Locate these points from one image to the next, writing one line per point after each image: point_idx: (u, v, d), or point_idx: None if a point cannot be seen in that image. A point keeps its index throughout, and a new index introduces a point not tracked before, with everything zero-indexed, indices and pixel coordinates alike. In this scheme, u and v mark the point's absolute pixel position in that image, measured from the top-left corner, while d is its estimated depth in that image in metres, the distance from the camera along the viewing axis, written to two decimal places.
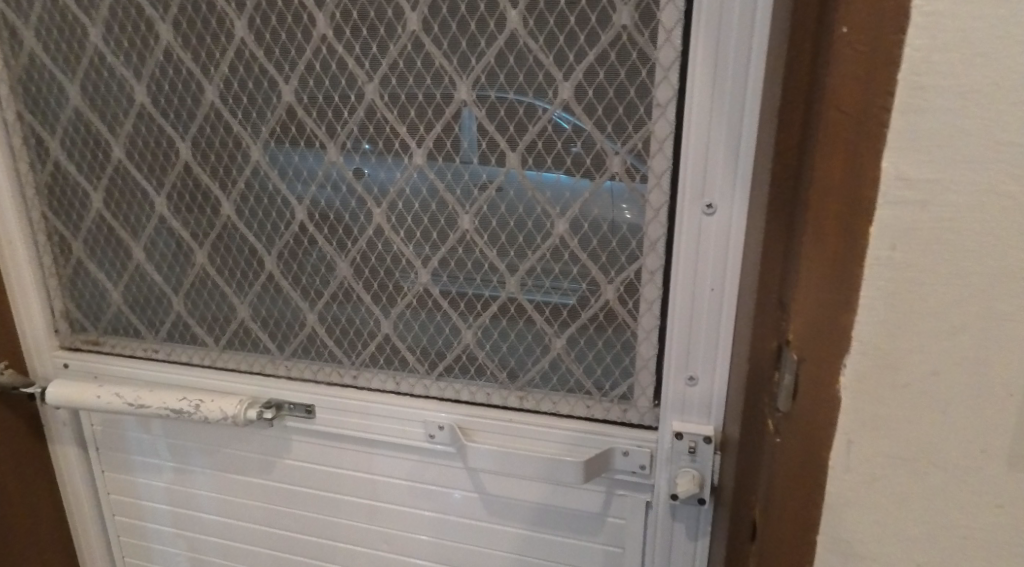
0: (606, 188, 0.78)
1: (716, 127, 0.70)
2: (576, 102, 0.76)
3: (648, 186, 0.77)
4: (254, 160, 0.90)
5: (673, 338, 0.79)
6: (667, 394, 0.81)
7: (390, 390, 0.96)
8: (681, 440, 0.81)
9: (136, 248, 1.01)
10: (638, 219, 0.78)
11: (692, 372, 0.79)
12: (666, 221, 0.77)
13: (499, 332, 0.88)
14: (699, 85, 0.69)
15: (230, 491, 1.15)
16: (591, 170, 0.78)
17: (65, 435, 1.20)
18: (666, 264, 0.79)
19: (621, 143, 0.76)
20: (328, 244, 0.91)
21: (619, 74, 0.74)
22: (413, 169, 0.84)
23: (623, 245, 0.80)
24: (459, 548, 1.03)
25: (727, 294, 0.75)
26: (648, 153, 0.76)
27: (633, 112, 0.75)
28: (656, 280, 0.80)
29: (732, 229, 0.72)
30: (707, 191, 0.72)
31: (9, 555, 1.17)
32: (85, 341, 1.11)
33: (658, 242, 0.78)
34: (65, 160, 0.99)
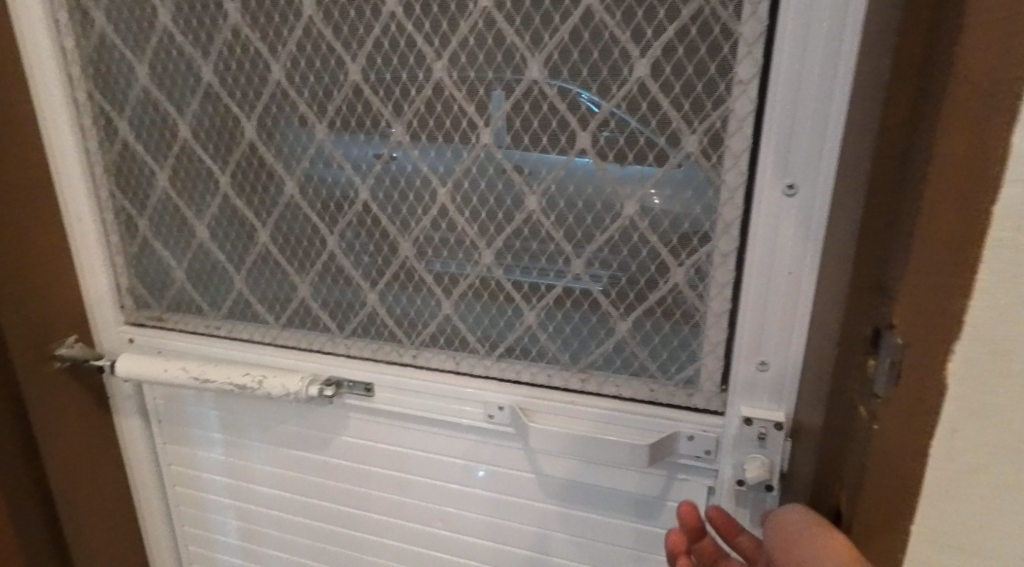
0: (681, 169, 0.77)
1: (802, 106, 0.68)
2: (652, 80, 0.75)
3: (724, 167, 0.75)
4: (319, 140, 0.91)
5: (745, 323, 0.78)
6: (736, 379, 0.81)
7: (449, 370, 0.97)
8: (751, 426, 0.80)
9: (201, 226, 1.03)
10: (713, 200, 0.77)
11: (764, 357, 0.79)
12: (742, 202, 0.76)
13: (564, 314, 0.88)
14: (787, 62, 0.68)
15: (288, 465, 1.17)
16: (665, 150, 0.77)
17: (129, 407, 1.24)
18: (739, 246, 0.78)
19: (698, 121, 0.75)
20: (391, 224, 0.92)
21: (699, 49, 0.73)
22: (480, 148, 0.83)
23: (696, 227, 0.79)
24: (515, 528, 1.04)
25: (806, 277, 0.74)
26: (727, 132, 0.74)
27: (712, 90, 0.74)
28: (729, 264, 0.78)
29: (815, 210, 0.71)
30: (790, 171, 0.71)
31: (78, 523, 1.22)
32: (149, 317, 1.14)
33: (733, 224, 0.77)
34: (133, 140, 1.02)
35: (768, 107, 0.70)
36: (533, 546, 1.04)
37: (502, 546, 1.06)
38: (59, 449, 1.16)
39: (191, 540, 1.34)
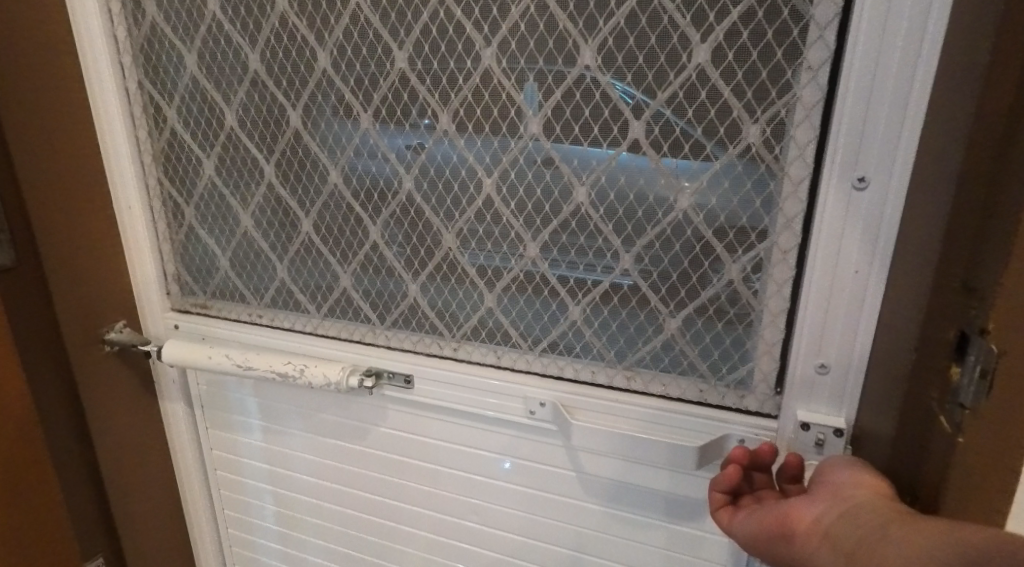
0: (741, 161, 0.74)
1: (878, 94, 0.66)
2: (712, 66, 0.72)
3: (787, 159, 0.73)
4: (364, 129, 0.90)
5: (805, 322, 0.76)
6: (794, 382, 0.79)
7: (491, 364, 0.96)
8: (808, 432, 0.78)
9: (245, 215, 1.03)
10: (775, 193, 0.74)
11: (824, 359, 0.76)
12: (806, 196, 0.73)
13: (610, 310, 0.86)
14: (863, 49, 0.65)
15: (327, 454, 1.18)
16: (724, 141, 0.74)
17: (174, 392, 1.26)
18: (801, 243, 0.75)
19: (761, 110, 0.72)
20: (435, 215, 0.91)
21: (765, 34, 0.70)
22: (529, 138, 0.81)
23: (754, 221, 0.76)
24: (554, 525, 1.02)
25: (874, 276, 0.71)
26: (792, 121, 0.71)
27: (777, 78, 0.71)
28: (789, 260, 0.75)
29: (887, 204, 0.68)
30: (861, 164, 0.68)
31: (122, 504, 1.24)
32: (194, 304, 1.16)
33: (795, 219, 0.74)
34: (181, 129, 1.03)
35: (840, 96, 0.67)
36: (572, 545, 1.02)
37: (540, 543, 1.05)
38: (107, 431, 1.18)
39: (231, 524, 1.36)
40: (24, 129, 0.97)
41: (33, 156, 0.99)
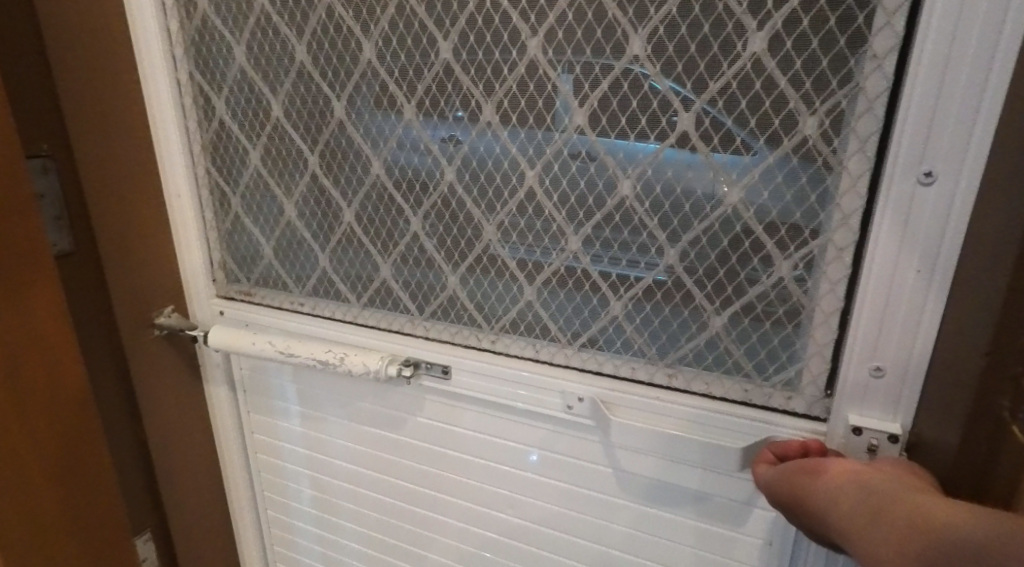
0: (797, 154, 0.72)
1: (950, 84, 0.63)
2: (769, 56, 0.70)
3: (846, 152, 0.70)
4: (407, 119, 0.90)
5: (860, 323, 0.73)
6: (846, 385, 0.76)
7: (529, 358, 0.95)
8: (861, 436, 0.76)
9: (289, 205, 1.04)
10: (832, 188, 0.72)
11: (879, 363, 0.74)
12: (866, 191, 0.70)
13: (652, 307, 0.84)
14: (935, 36, 0.62)
15: (364, 442, 1.19)
16: (779, 133, 0.72)
17: (218, 376, 1.29)
18: (858, 240, 0.72)
19: (820, 101, 0.70)
20: (476, 207, 0.90)
21: (828, 20, 0.67)
22: (573, 130, 0.80)
23: (809, 217, 0.74)
24: (589, 521, 1.02)
25: (939, 275, 0.68)
26: (853, 112, 0.69)
27: (839, 67, 0.68)
28: (845, 258, 0.73)
29: (955, 201, 0.66)
30: (928, 157, 0.65)
31: (170, 485, 1.28)
32: (239, 291, 1.18)
33: (853, 215, 0.71)
34: (228, 119, 1.04)
35: (908, 87, 0.64)
36: (606, 542, 1.02)
37: (574, 538, 1.04)
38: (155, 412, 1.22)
39: (270, 505, 1.39)
40: (84, 119, 1.00)
41: (94, 145, 1.02)
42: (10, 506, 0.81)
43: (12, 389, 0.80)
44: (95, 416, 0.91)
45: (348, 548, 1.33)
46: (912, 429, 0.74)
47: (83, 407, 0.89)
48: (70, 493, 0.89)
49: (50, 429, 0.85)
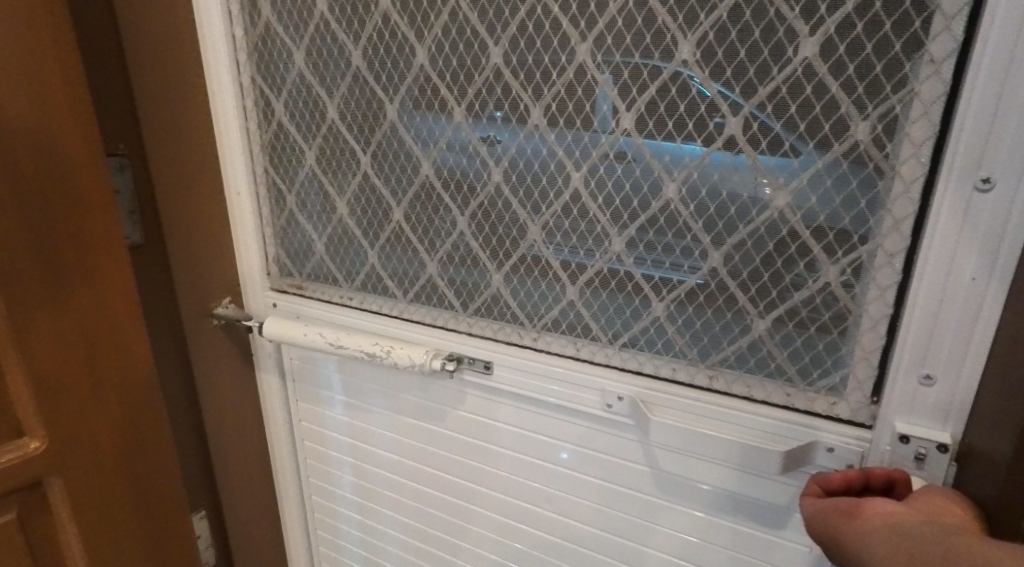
0: (847, 158, 0.72)
1: (1011, 90, 0.63)
2: (821, 61, 0.70)
3: (899, 157, 0.70)
4: (458, 122, 0.93)
5: (909, 330, 0.73)
6: (893, 391, 0.76)
7: (570, 356, 0.97)
8: (908, 444, 0.76)
9: (342, 203, 1.08)
10: (883, 193, 0.72)
11: (929, 370, 0.74)
12: (919, 197, 0.70)
13: (695, 308, 0.86)
14: (997, 41, 0.62)
15: (406, 433, 1.23)
16: (829, 138, 0.72)
17: (270, 365, 1.34)
18: (910, 246, 0.72)
19: (872, 106, 0.70)
20: (522, 207, 0.93)
21: (883, 25, 0.67)
22: (620, 133, 0.82)
23: (859, 222, 0.74)
24: (626, 519, 1.03)
25: (994, 283, 0.68)
26: (907, 118, 0.69)
27: (893, 72, 0.68)
28: (895, 264, 0.73)
29: (1013, 208, 0.65)
30: (986, 164, 0.65)
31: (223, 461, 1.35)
32: (291, 285, 1.23)
33: (904, 221, 0.71)
34: (286, 121, 1.09)
35: (967, 92, 0.64)
36: (641, 539, 1.03)
37: (610, 535, 1.06)
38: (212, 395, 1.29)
39: (315, 491, 1.44)
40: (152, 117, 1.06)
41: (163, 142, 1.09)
42: (89, 484, 0.90)
43: (87, 372, 0.87)
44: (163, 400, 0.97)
45: (388, 535, 1.37)
46: (962, 438, 0.74)
47: (152, 389, 0.95)
48: (139, 471, 0.95)
49: (122, 411, 0.92)
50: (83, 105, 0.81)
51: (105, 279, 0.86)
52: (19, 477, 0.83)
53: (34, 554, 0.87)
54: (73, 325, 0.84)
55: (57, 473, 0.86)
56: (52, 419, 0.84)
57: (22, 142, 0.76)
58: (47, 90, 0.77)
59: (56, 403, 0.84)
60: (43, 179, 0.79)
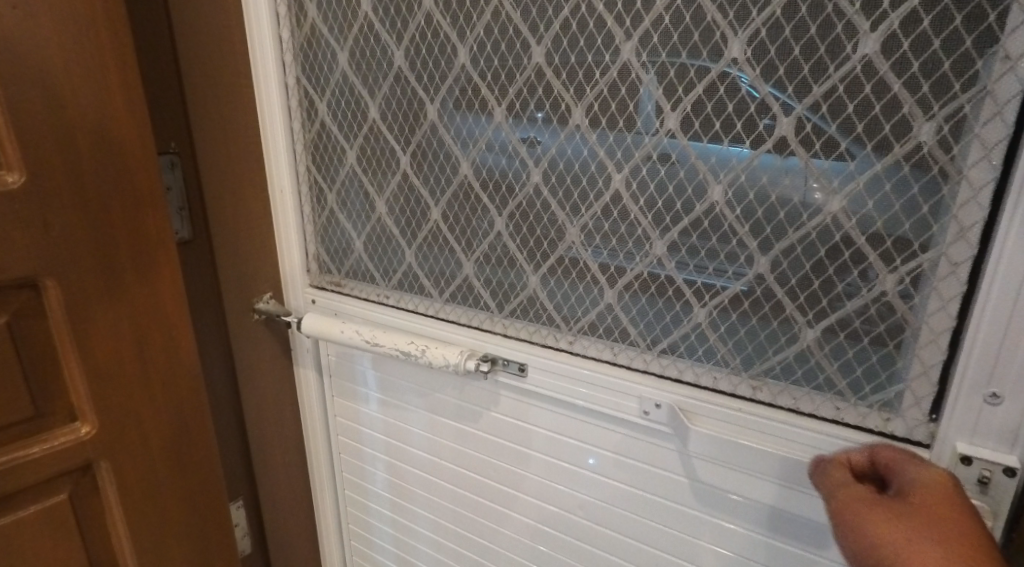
0: (909, 161, 0.68)
1: None
2: (882, 58, 0.66)
3: (966, 160, 0.65)
4: (498, 122, 0.91)
5: (974, 345, 0.68)
6: (955, 409, 0.71)
7: (607, 361, 0.95)
8: (972, 466, 0.71)
9: (380, 201, 1.08)
10: (950, 199, 0.67)
11: (996, 389, 0.69)
12: (989, 203, 0.65)
13: (739, 316, 0.82)
14: None
15: (440, 433, 1.22)
16: (890, 139, 0.68)
17: (307, 360, 1.35)
18: (976, 256, 0.67)
19: (938, 106, 0.65)
20: (561, 208, 0.90)
21: (953, 20, 0.63)
22: (665, 133, 0.79)
23: (920, 229, 0.69)
24: (662, 531, 1.00)
25: None
26: (977, 118, 0.64)
27: (963, 69, 0.64)
28: (959, 275, 0.68)
29: None
30: None
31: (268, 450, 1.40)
32: (330, 282, 1.23)
33: (972, 229, 0.66)
34: (329, 121, 1.09)
35: None
36: (677, 552, 1.00)
37: (645, 547, 1.03)
38: (248, 378, 1.36)
39: (350, 487, 1.45)
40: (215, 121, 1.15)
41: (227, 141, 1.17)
42: (132, 473, 0.95)
43: (138, 364, 0.92)
44: (206, 393, 1.01)
45: (420, 535, 1.36)
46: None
47: (195, 382, 1.00)
48: (183, 459, 1.00)
49: (168, 403, 0.96)
50: (140, 113, 0.86)
51: (155, 278, 0.91)
52: (70, 460, 0.88)
53: (85, 533, 0.93)
54: (128, 320, 0.89)
55: (105, 458, 0.91)
56: (105, 406, 0.89)
57: (85, 146, 0.81)
58: (108, 99, 0.83)
59: (107, 393, 0.89)
60: (101, 182, 0.83)
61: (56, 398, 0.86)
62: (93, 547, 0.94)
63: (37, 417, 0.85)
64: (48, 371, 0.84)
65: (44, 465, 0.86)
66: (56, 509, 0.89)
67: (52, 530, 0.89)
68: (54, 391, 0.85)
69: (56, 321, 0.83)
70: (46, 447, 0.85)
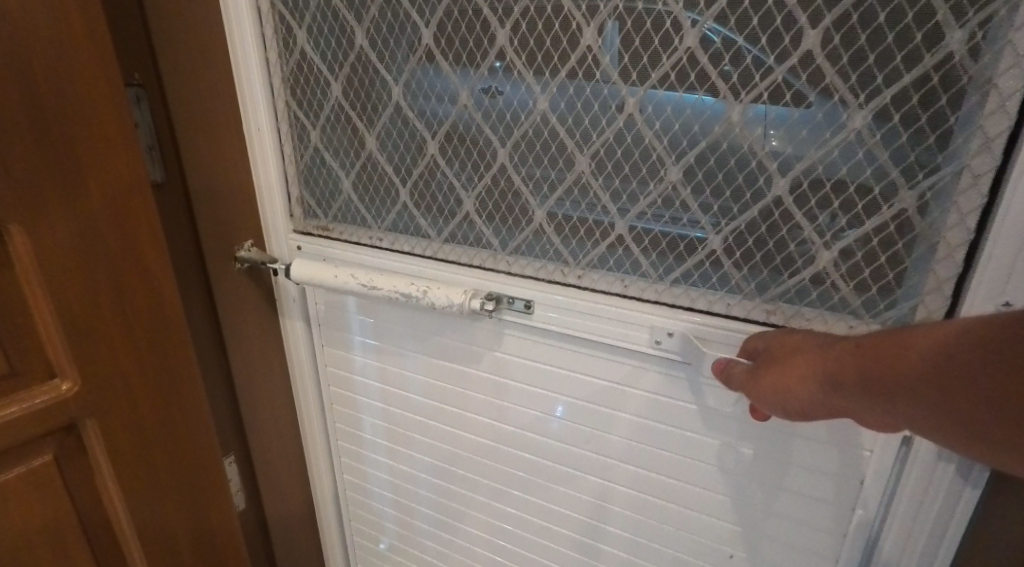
0: (938, 72, 0.68)
1: None
2: None
3: (997, 68, 0.65)
4: (500, 45, 0.87)
5: (992, 256, 0.70)
6: (969, 319, 0.73)
7: (616, 293, 0.94)
8: None
9: (370, 137, 1.04)
10: (977, 109, 0.67)
11: (1009, 298, 0.71)
12: (1016, 111, 0.65)
13: (756, 240, 0.82)
14: None
15: (439, 376, 1.21)
16: (921, 49, 0.68)
17: (295, 311, 1.31)
18: (999, 166, 0.68)
19: (973, 12, 0.65)
20: (570, 137, 0.88)
21: None
22: (684, 51, 0.77)
23: (944, 142, 0.70)
24: (669, 457, 1.03)
25: None
26: (1011, 24, 0.63)
27: None
28: (981, 186, 0.69)
29: None
30: None
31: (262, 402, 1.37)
32: (316, 227, 1.19)
33: (998, 139, 0.67)
34: (311, 51, 1.04)
35: None
36: (685, 477, 1.03)
37: (653, 473, 1.05)
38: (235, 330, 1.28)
39: (343, 436, 1.43)
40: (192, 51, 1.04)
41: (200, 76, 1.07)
42: (119, 432, 0.86)
43: (115, 315, 0.82)
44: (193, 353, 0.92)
45: (418, 479, 1.36)
46: None
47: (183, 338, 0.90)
48: (170, 419, 0.92)
49: (151, 359, 0.87)
50: None
51: (130, 224, 0.81)
52: (53, 420, 0.80)
53: (74, 497, 0.86)
54: (105, 274, 0.80)
55: (90, 416, 0.83)
56: (84, 360, 0.81)
57: (39, 70, 0.70)
58: None
59: (86, 347, 0.80)
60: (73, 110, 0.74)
61: (31, 352, 0.78)
62: (85, 512, 0.88)
63: (14, 375, 0.77)
64: (16, 327, 0.76)
65: (23, 427, 0.78)
66: (40, 472, 0.81)
67: (39, 496, 0.82)
68: (28, 346, 0.77)
69: (23, 266, 0.74)
70: (23, 408, 0.77)
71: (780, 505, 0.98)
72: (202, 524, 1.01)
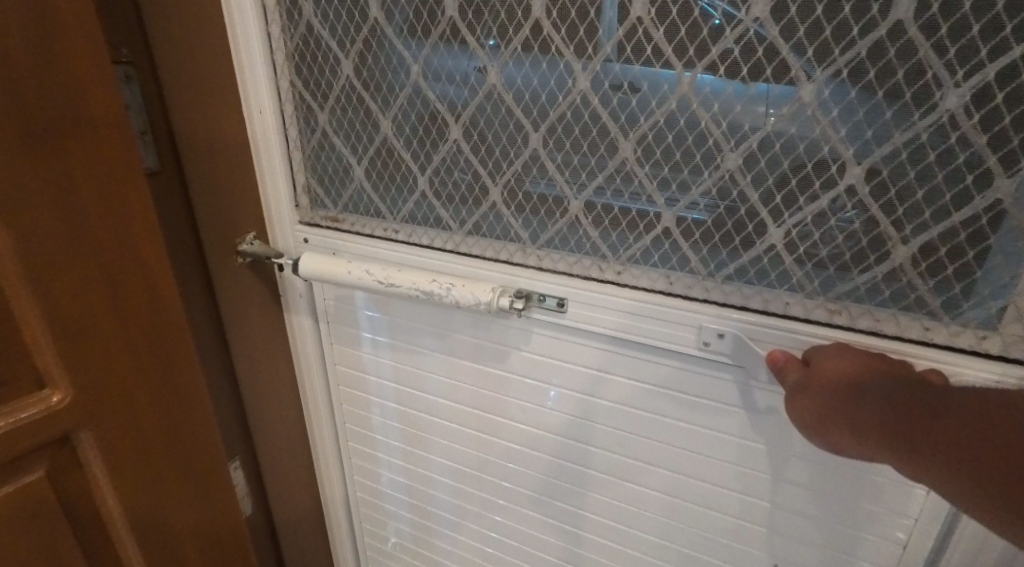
0: None
1: None
2: None
3: None
4: (535, 16, 0.79)
5: None
6: None
7: (660, 291, 0.86)
8: None
9: (385, 120, 0.95)
10: None
11: None
12: None
13: (823, 234, 0.74)
14: None
15: (460, 377, 1.13)
16: None
17: (302, 307, 1.22)
18: None
19: None
20: (612, 119, 0.80)
21: None
22: (751, 22, 0.69)
23: None
24: (711, 463, 0.96)
25: None
26: None
27: None
28: None
29: None
30: None
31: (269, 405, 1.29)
32: (324, 218, 1.10)
33: None
34: (318, 23, 0.94)
35: None
36: (727, 484, 0.96)
37: (693, 480, 0.99)
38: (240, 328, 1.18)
39: (354, 437, 1.36)
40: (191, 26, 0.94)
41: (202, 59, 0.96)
42: (120, 445, 0.78)
43: (114, 322, 0.74)
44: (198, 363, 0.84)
45: (435, 482, 1.29)
46: None
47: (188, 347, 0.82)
48: (176, 432, 0.84)
49: (155, 368, 0.79)
50: None
51: (127, 222, 0.72)
52: (45, 434, 0.71)
53: (71, 517, 0.77)
54: (103, 277, 0.72)
55: (86, 428, 0.74)
56: (78, 371, 0.72)
57: (37, 42, 0.62)
58: None
59: (81, 356, 0.72)
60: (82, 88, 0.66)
61: (18, 360, 0.68)
62: (82, 534, 0.78)
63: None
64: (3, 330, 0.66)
65: (11, 444, 0.69)
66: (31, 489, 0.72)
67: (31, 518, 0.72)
68: (15, 353, 0.68)
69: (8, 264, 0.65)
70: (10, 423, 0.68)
71: (832, 516, 0.91)
72: (212, 543, 0.94)
